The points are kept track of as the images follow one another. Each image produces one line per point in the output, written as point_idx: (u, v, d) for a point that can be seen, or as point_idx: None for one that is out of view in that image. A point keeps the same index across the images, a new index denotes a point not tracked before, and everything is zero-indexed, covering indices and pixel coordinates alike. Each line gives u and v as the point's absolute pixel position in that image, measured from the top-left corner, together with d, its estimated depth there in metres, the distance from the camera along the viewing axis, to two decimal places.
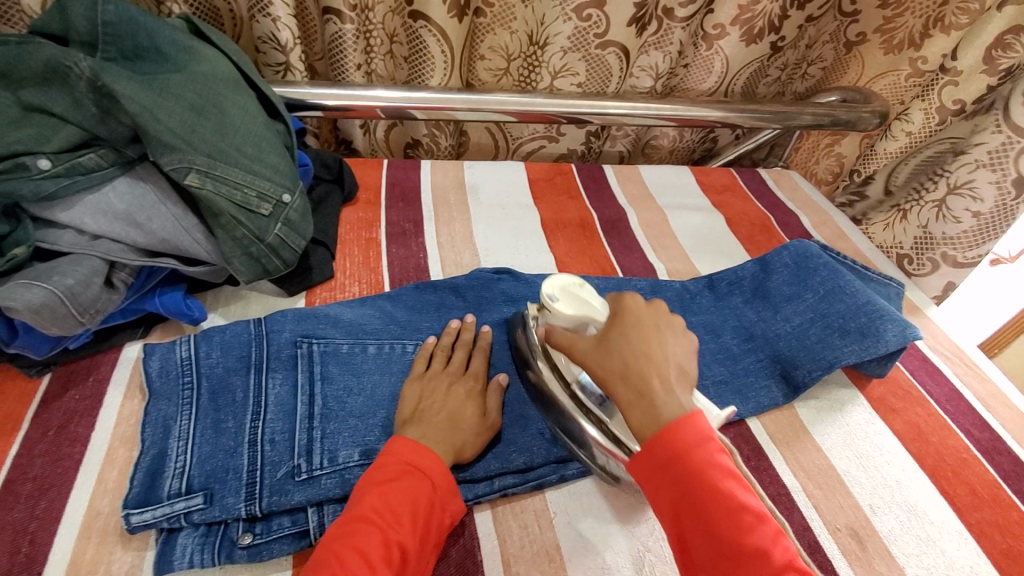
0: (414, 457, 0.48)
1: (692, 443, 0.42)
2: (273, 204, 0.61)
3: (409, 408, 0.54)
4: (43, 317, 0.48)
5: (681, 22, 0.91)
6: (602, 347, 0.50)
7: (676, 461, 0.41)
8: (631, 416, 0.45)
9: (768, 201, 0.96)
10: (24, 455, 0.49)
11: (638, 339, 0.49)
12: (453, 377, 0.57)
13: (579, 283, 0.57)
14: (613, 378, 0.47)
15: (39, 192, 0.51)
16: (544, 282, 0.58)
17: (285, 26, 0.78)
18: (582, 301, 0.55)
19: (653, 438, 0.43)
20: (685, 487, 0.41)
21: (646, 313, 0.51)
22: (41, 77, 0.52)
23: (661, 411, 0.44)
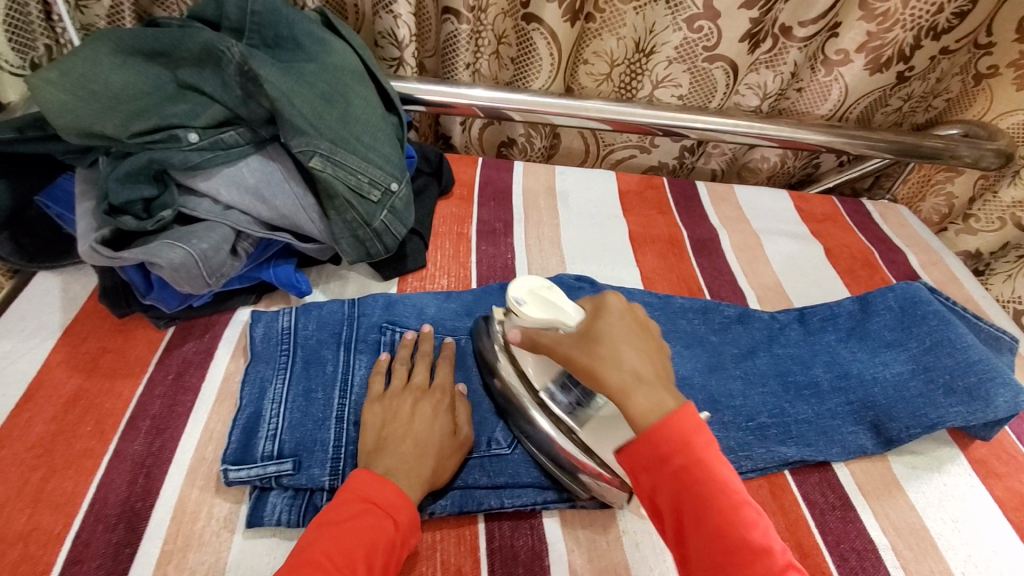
0: (375, 493, 0.44)
1: (689, 434, 0.41)
2: (382, 191, 0.64)
3: (372, 437, 0.50)
4: (179, 275, 0.53)
5: (799, 41, 0.87)
6: (588, 342, 0.47)
7: (674, 452, 0.41)
8: (630, 407, 0.43)
9: (872, 235, 0.90)
10: (147, 395, 0.54)
11: (624, 337, 0.47)
12: (418, 394, 0.53)
13: (548, 284, 0.52)
14: (606, 372, 0.45)
15: (187, 162, 0.56)
16: (510, 285, 0.52)
17: (405, 24, 0.82)
18: (552, 304, 0.50)
19: (653, 428, 0.42)
20: (679, 480, 0.40)
21: (625, 311, 0.49)
22: (198, 58, 0.58)
23: (661, 400, 0.43)
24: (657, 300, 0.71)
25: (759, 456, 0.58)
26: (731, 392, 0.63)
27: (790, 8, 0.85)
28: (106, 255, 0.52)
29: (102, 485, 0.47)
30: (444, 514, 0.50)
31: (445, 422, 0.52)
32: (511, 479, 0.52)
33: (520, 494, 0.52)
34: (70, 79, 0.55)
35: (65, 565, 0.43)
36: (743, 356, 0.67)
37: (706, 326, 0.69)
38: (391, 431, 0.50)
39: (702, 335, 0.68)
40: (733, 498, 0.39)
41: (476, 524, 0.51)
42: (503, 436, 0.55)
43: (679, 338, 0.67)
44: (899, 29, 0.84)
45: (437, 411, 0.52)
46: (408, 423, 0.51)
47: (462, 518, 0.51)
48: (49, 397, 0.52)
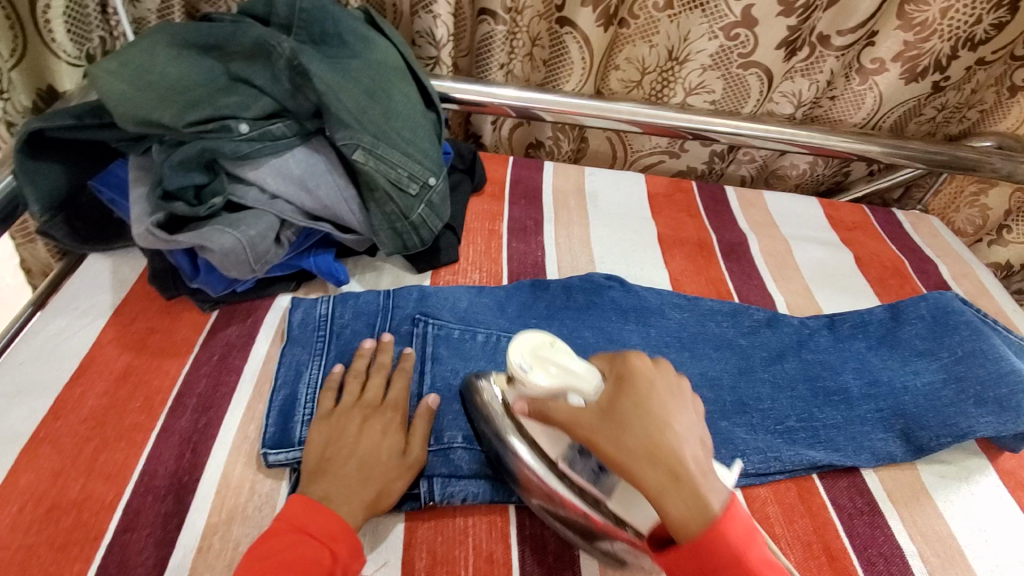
0: (306, 522, 0.44)
1: (739, 542, 0.37)
2: (420, 185, 0.66)
3: (314, 458, 0.49)
4: (228, 260, 0.55)
5: (837, 50, 0.88)
6: (615, 421, 0.41)
7: (697, 535, 0.37)
8: (667, 507, 0.38)
9: (902, 244, 0.90)
10: (193, 373, 0.56)
11: (655, 412, 0.42)
12: (368, 412, 0.53)
13: (551, 340, 0.46)
14: (637, 461, 0.40)
15: (237, 152, 0.58)
16: (510, 344, 0.46)
17: (443, 24, 0.84)
18: (561, 367, 0.45)
19: (697, 537, 0.37)
20: (706, 569, 0.37)
21: (653, 375, 0.44)
22: (249, 52, 0.60)
23: (703, 497, 0.38)
24: (686, 302, 0.71)
25: (787, 458, 0.59)
26: (759, 395, 0.64)
27: (829, 17, 0.85)
28: (162, 238, 0.54)
29: (152, 458, 0.50)
30: (476, 502, 0.51)
31: (395, 440, 0.51)
32: None
33: None
34: (130, 71, 0.58)
35: (117, 531, 0.45)
36: (772, 359, 0.67)
37: (735, 329, 0.70)
38: (335, 453, 0.49)
39: (731, 338, 0.69)
40: None
41: (507, 513, 0.52)
42: None
43: (707, 340, 0.68)
44: (936, 39, 0.84)
45: (383, 431, 0.51)
46: (353, 446, 0.50)
47: (493, 506, 0.52)
48: (101, 372, 0.55)
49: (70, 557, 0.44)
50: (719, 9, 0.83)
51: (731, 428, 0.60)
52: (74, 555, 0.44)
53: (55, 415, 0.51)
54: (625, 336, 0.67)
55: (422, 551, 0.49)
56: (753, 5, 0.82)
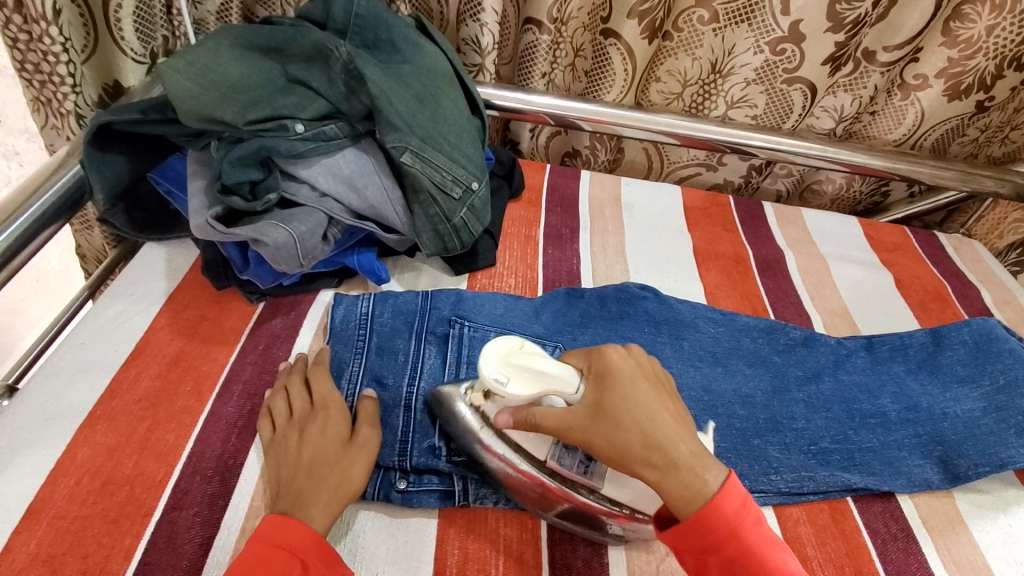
0: (280, 538, 0.43)
1: (736, 517, 0.42)
2: (463, 189, 0.67)
3: (274, 485, 0.48)
4: (279, 255, 0.57)
5: (882, 66, 0.87)
6: (605, 420, 0.45)
7: (728, 538, 0.42)
8: (671, 494, 0.43)
9: (945, 269, 0.88)
10: (240, 362, 0.59)
11: (638, 404, 0.45)
12: (304, 418, 0.52)
13: (519, 344, 0.48)
14: (634, 453, 0.44)
15: (292, 150, 0.60)
16: (480, 361, 0.48)
17: (489, 32, 0.86)
18: (534, 373, 0.46)
19: (697, 516, 0.42)
20: (733, 566, 0.42)
21: (628, 368, 0.48)
22: (307, 55, 0.63)
23: (699, 476, 0.43)
24: (721, 316, 0.71)
25: (821, 479, 0.58)
26: (793, 413, 0.63)
27: (875, 34, 0.85)
28: (220, 230, 0.57)
29: (199, 440, 0.52)
30: (509, 505, 0.52)
31: (336, 432, 0.51)
32: None
33: None
34: (194, 69, 0.60)
35: (166, 508, 0.47)
36: (807, 378, 0.67)
37: (770, 346, 0.69)
38: (287, 471, 0.49)
39: (765, 356, 0.68)
40: (781, 573, 0.41)
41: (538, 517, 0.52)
42: None
43: (741, 356, 0.68)
44: (982, 56, 0.83)
45: (316, 432, 0.51)
46: (298, 457, 0.49)
47: (524, 511, 0.53)
48: (155, 355, 0.58)
49: (122, 530, 0.46)
50: (765, 23, 0.83)
51: (763, 446, 0.60)
52: (125, 529, 0.46)
53: (111, 394, 0.54)
54: (658, 347, 0.67)
55: (456, 548, 0.49)
56: (801, 21, 0.82)
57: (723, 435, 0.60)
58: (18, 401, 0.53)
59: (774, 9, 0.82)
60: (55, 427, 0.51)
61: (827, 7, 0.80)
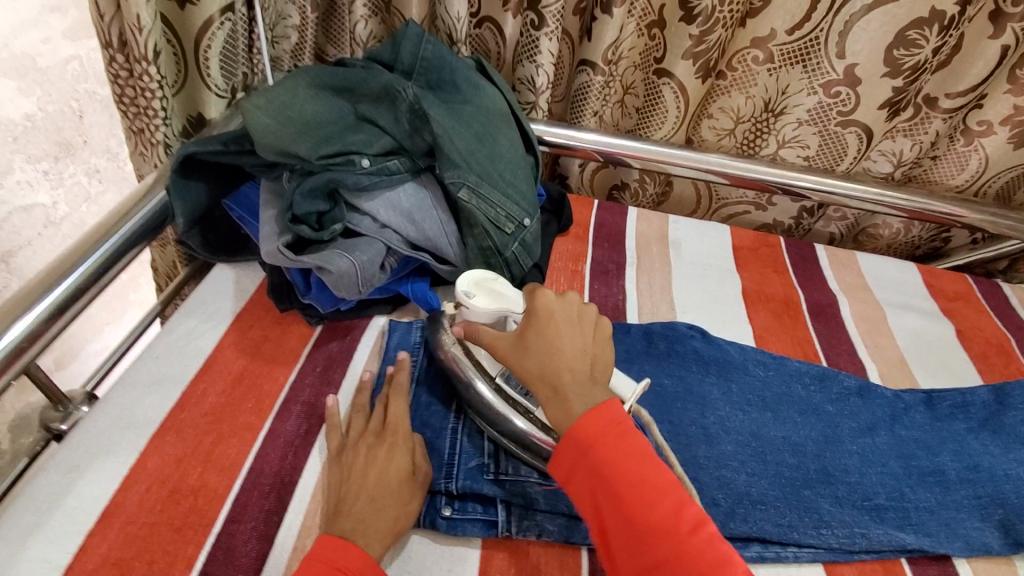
0: (341, 560, 0.44)
1: (604, 430, 0.44)
2: (516, 225, 0.69)
3: (332, 498, 0.51)
4: (340, 282, 0.60)
5: (943, 112, 0.85)
6: (520, 347, 0.51)
7: (592, 446, 0.44)
8: (547, 409, 0.48)
9: (1009, 320, 0.84)
10: (298, 382, 0.62)
11: (549, 336, 0.50)
12: (371, 442, 0.54)
13: (492, 277, 0.62)
14: (532, 378, 0.49)
15: (358, 184, 0.64)
16: (459, 278, 0.61)
17: (544, 72, 0.89)
18: (500, 294, 0.60)
19: (572, 429, 0.45)
20: (599, 473, 0.43)
21: (558, 308, 0.52)
22: (377, 96, 0.67)
23: (572, 402, 0.46)
24: (771, 360, 0.70)
25: (875, 537, 0.56)
26: (846, 466, 0.61)
27: (936, 80, 0.84)
28: (288, 258, 0.61)
29: (258, 456, 0.55)
30: (552, 539, 0.53)
31: (404, 463, 0.52)
32: None
33: None
34: (273, 106, 0.65)
35: (225, 521, 0.50)
36: (862, 431, 0.64)
37: (823, 395, 0.67)
38: (348, 490, 0.50)
39: (817, 404, 0.66)
40: (641, 479, 0.42)
41: (580, 555, 0.53)
42: None
43: (792, 403, 0.66)
44: None
45: (388, 455, 0.53)
46: (362, 480, 0.51)
47: (567, 547, 0.53)
48: (221, 371, 0.61)
49: (184, 539, 0.48)
50: (821, 66, 0.84)
51: (814, 497, 0.58)
52: (188, 537, 0.49)
53: (180, 407, 0.58)
54: (705, 389, 0.66)
55: None
56: (856, 65, 0.82)
57: (772, 483, 0.59)
58: (99, 408, 0.57)
59: (830, 52, 0.82)
60: (129, 436, 0.55)
61: (885, 53, 0.80)
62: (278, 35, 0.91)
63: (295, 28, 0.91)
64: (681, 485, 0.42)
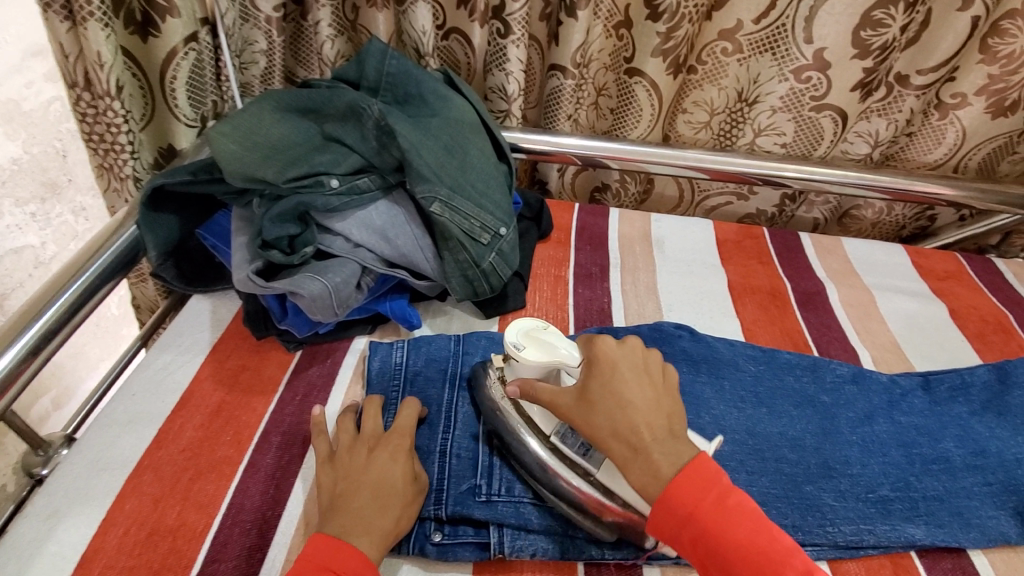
0: (331, 558, 0.45)
1: (711, 496, 0.44)
2: (491, 235, 0.68)
3: (327, 495, 0.50)
4: (314, 305, 0.59)
5: (916, 89, 0.85)
6: (586, 404, 0.49)
7: (693, 517, 0.43)
8: (628, 471, 0.46)
9: (1005, 297, 0.82)
10: (279, 412, 0.60)
11: (618, 391, 0.49)
12: (373, 444, 0.54)
13: (543, 326, 0.56)
14: (605, 435, 0.48)
15: (327, 205, 0.63)
16: (508, 330, 0.56)
17: (515, 80, 0.88)
18: (552, 347, 0.54)
19: (666, 494, 0.44)
20: (703, 544, 0.42)
21: (620, 357, 0.51)
22: (342, 115, 0.66)
23: (658, 462, 0.45)
24: (761, 352, 0.69)
25: (882, 532, 0.54)
26: (847, 458, 0.59)
27: (907, 57, 0.83)
28: (258, 284, 0.60)
29: (239, 491, 0.53)
30: (546, 558, 0.52)
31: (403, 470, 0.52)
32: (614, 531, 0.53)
33: (621, 547, 0.52)
34: (238, 132, 0.64)
35: (205, 561, 0.48)
36: (859, 420, 0.63)
37: (815, 383, 0.66)
38: (345, 488, 0.50)
39: (812, 394, 0.65)
40: (755, 546, 0.42)
41: (576, 570, 0.52)
42: None
43: (786, 394, 0.65)
44: None
45: (388, 458, 0.52)
46: (362, 478, 0.51)
47: (562, 563, 0.52)
48: (198, 406, 0.60)
49: None
50: (789, 52, 0.83)
51: (815, 491, 0.57)
52: None
53: (157, 444, 0.56)
54: (697, 388, 0.64)
55: None
56: (825, 49, 0.82)
57: (772, 481, 0.57)
58: (74, 451, 0.56)
59: (797, 39, 0.81)
60: (107, 478, 0.53)
61: (852, 34, 0.80)
62: (246, 61, 0.91)
63: (263, 53, 0.91)
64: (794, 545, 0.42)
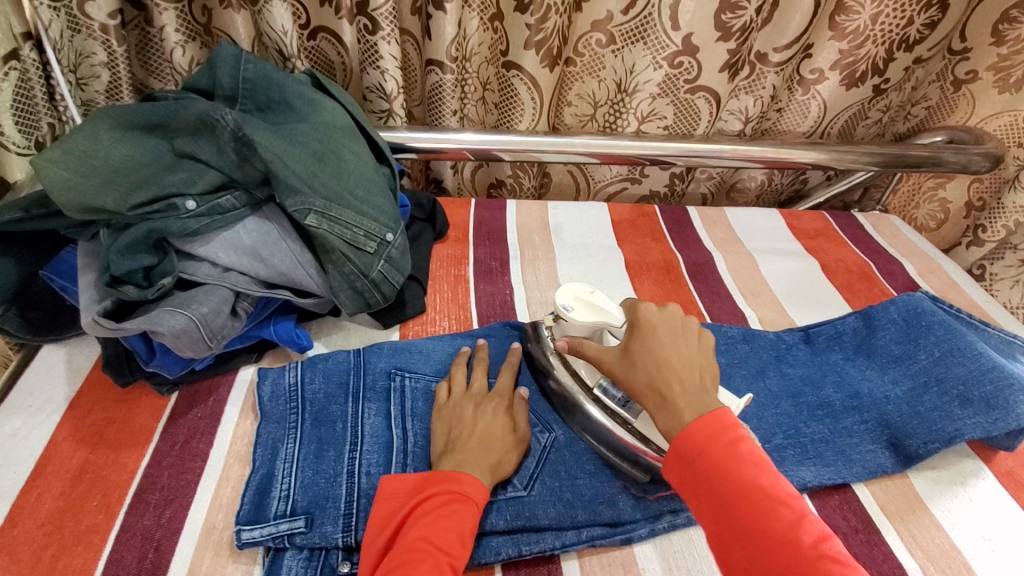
0: (459, 485, 0.49)
1: (716, 437, 0.44)
2: (378, 242, 0.65)
3: (442, 440, 0.55)
4: (180, 342, 0.54)
5: (775, 66, 0.90)
6: (626, 359, 0.52)
7: (699, 456, 0.44)
8: (659, 420, 0.48)
9: (867, 247, 0.90)
10: (154, 466, 0.54)
11: (660, 347, 0.51)
12: (476, 399, 0.58)
13: (590, 289, 0.60)
14: (642, 389, 0.50)
15: (185, 229, 0.58)
16: (557, 291, 0.60)
17: (391, 78, 0.85)
18: (597, 306, 0.58)
19: (678, 437, 0.45)
20: (710, 482, 0.43)
21: (659, 320, 0.53)
22: (193, 128, 0.60)
23: (683, 412, 0.47)
24: None
25: None
26: (744, 414, 0.62)
27: (764, 36, 0.88)
28: (109, 327, 0.53)
29: (111, 562, 0.47)
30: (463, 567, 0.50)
31: (503, 421, 0.57)
32: (529, 523, 0.52)
33: (538, 540, 0.52)
34: (74, 157, 0.56)
35: None
36: (752, 378, 0.66)
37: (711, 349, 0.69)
38: (460, 431, 0.55)
39: None
40: (757, 485, 0.42)
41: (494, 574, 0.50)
42: (519, 478, 0.55)
43: None
44: (870, 44, 0.87)
45: (499, 418, 0.57)
46: (471, 423, 0.55)
47: (479, 568, 0.51)
48: (56, 472, 0.53)
49: None
50: (659, 40, 0.85)
51: None
52: None
53: (9, 522, 0.49)
54: None
55: None
56: (692, 34, 0.84)
57: None
58: None
59: (665, 26, 0.83)
60: None
61: (713, 18, 0.83)
62: (85, 76, 0.81)
63: (104, 65, 0.81)
64: (802, 498, 0.42)
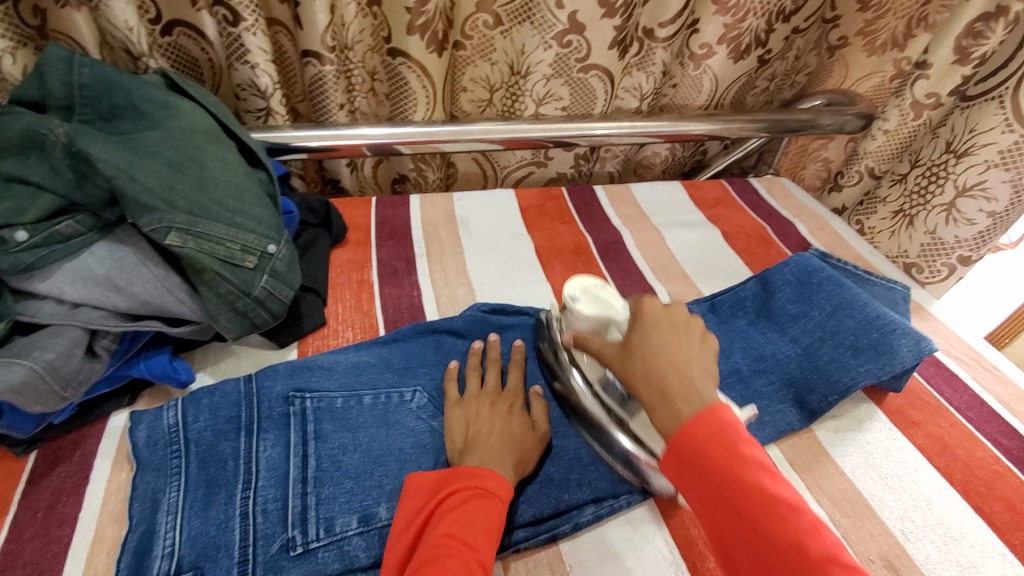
0: (483, 481, 0.48)
1: (720, 436, 0.40)
2: (258, 255, 0.59)
3: (459, 436, 0.54)
4: (25, 396, 0.47)
5: (662, 41, 0.90)
6: (625, 352, 0.48)
7: (700, 456, 0.40)
8: (654, 416, 0.44)
9: (762, 211, 0.94)
10: (13, 540, 0.47)
11: (659, 339, 0.47)
12: (492, 397, 0.58)
13: (600, 284, 0.60)
14: (637, 380, 0.46)
15: (17, 264, 0.50)
16: (568, 283, 0.60)
17: (264, 73, 0.78)
18: (604, 301, 0.58)
19: (676, 434, 0.41)
20: (712, 484, 0.39)
21: (664, 314, 0.49)
22: (17, 146, 0.51)
23: (679, 406, 0.42)
24: None
25: None
26: None
27: (647, 12, 0.88)
28: None
29: None
30: None
31: (522, 420, 0.56)
32: None
33: None
34: None
35: None
36: None
37: None
38: (477, 429, 0.54)
39: None
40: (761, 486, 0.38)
41: None
42: None
43: None
44: (752, 17, 0.88)
45: (517, 420, 0.56)
46: (488, 421, 0.55)
47: None
48: None
49: None
50: (545, 19, 0.83)
51: None
52: None
53: None
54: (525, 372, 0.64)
55: None
56: (576, 11, 0.82)
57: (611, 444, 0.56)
58: None
59: (550, 5, 0.81)
60: None
61: None
62: None
63: None
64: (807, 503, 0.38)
